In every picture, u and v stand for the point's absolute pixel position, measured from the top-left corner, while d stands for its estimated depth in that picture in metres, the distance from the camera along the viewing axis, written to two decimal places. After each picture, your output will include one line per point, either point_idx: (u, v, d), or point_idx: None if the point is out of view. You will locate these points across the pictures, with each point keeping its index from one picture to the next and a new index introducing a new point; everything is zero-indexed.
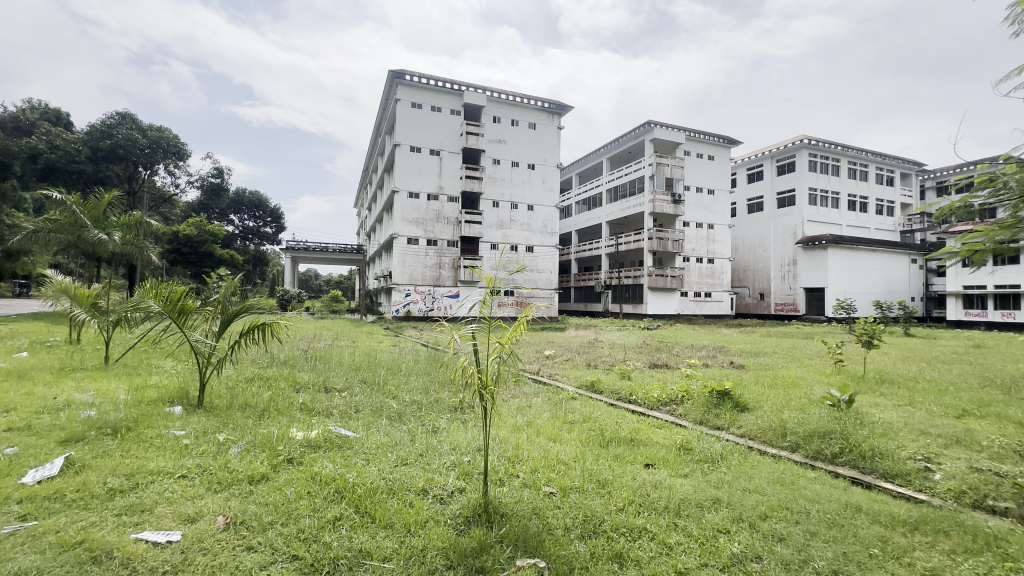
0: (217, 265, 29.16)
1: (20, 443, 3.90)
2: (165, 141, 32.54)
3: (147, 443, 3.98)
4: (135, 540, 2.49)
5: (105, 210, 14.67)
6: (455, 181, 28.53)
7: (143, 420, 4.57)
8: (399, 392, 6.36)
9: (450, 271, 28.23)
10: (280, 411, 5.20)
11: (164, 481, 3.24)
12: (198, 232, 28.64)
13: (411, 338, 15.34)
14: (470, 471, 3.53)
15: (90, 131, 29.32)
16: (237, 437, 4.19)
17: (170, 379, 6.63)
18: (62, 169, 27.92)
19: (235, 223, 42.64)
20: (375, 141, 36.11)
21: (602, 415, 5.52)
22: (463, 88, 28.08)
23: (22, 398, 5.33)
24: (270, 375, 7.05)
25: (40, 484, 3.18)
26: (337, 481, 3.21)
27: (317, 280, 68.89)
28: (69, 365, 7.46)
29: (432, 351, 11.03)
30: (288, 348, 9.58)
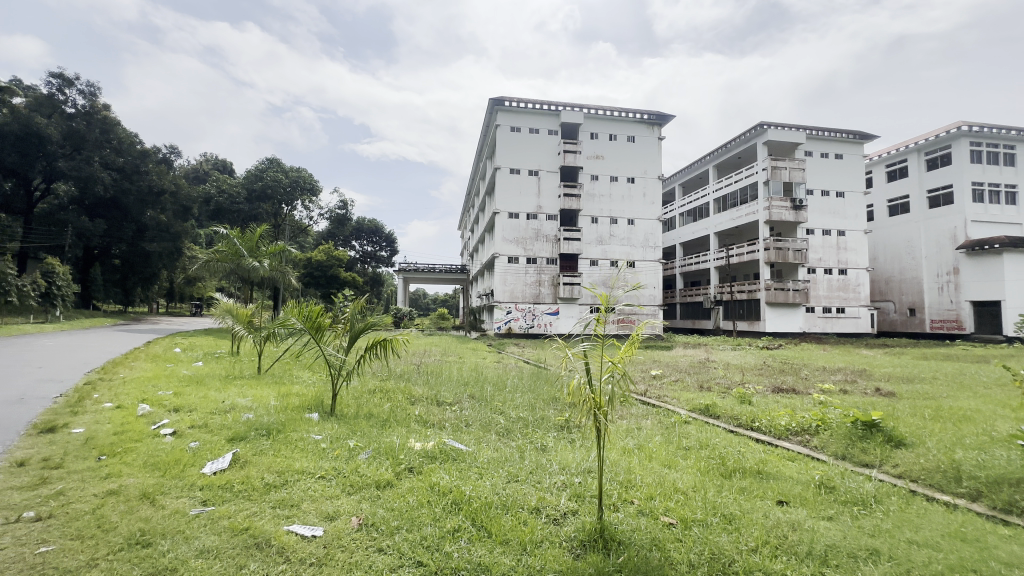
0: (342, 287, 32.54)
1: (200, 439, 4.68)
2: (303, 180, 37.27)
3: (293, 445, 4.51)
4: (288, 532, 2.82)
5: (257, 241, 18.20)
6: (554, 199, 28.88)
7: (289, 424, 5.22)
8: (506, 409, 6.46)
9: (549, 289, 28.38)
10: (400, 422, 5.59)
11: (307, 480, 3.64)
12: (326, 258, 32.45)
13: (513, 355, 15.66)
14: (582, 493, 3.46)
15: (248, 176, 35.05)
16: (365, 444, 4.58)
17: (308, 387, 7.53)
18: (227, 210, 34.54)
19: (357, 249, 47.56)
20: (477, 167, 38.05)
21: (721, 443, 5.09)
22: (559, 108, 28.59)
23: (201, 401, 6.42)
24: (389, 388, 7.60)
25: (215, 474, 3.77)
26: (454, 492, 3.34)
27: (426, 299, 73.75)
28: (232, 373, 8.85)
29: (535, 368, 11.10)
30: (403, 363, 10.32)
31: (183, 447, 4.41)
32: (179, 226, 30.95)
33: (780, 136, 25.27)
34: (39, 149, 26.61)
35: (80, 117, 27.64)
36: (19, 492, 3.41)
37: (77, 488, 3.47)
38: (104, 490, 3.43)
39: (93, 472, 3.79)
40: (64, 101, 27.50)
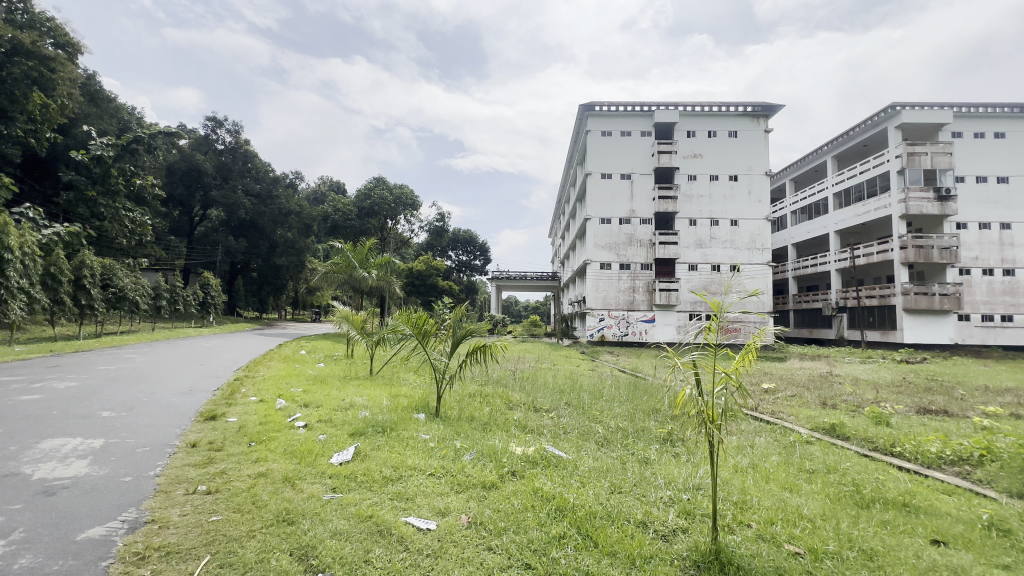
0: (440, 295, 34.35)
1: (327, 432, 5.24)
2: (405, 195, 39.74)
3: (405, 442, 4.86)
4: (406, 523, 3.04)
5: (367, 254, 19.99)
6: (648, 202, 27.91)
7: (401, 423, 5.62)
8: (604, 418, 6.33)
9: (644, 295, 27.37)
10: (500, 426, 5.75)
11: (419, 476, 3.90)
12: (426, 267, 34.44)
13: (608, 364, 15.29)
14: (692, 511, 3.28)
15: (358, 195, 38.50)
16: (469, 445, 4.79)
17: (415, 389, 8.06)
18: (341, 226, 38.31)
19: (453, 259, 49.93)
20: (567, 174, 38.03)
21: (853, 467, 4.53)
22: (653, 108, 27.66)
23: (326, 398, 7.18)
24: (488, 393, 7.86)
25: (341, 465, 4.20)
26: (557, 499, 3.36)
27: (517, 306, 74.99)
28: (349, 374, 9.77)
29: (632, 378, 10.73)
30: (498, 369, 10.58)
31: (314, 439, 4.97)
32: (302, 242, 34.97)
33: (918, 118, 21.96)
34: (198, 182, 32.09)
35: (227, 152, 32.51)
36: (193, 468, 4.09)
37: (236, 468, 4.08)
38: (255, 472, 3.99)
39: (247, 455, 4.43)
40: (216, 139, 32.50)
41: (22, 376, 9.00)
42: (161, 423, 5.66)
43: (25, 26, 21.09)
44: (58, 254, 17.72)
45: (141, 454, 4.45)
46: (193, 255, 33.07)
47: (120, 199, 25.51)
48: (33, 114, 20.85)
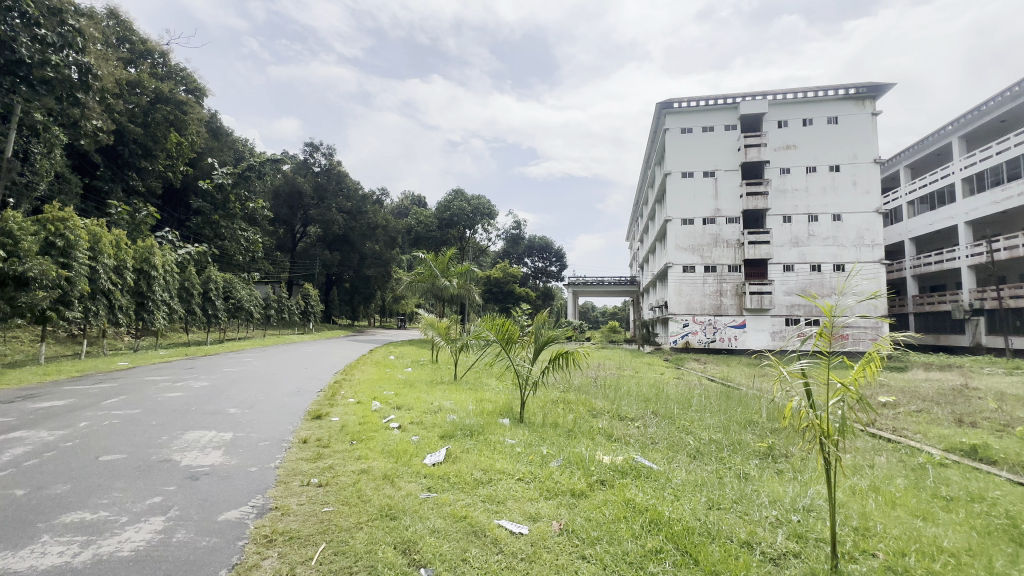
0: (517, 301, 34.75)
1: (419, 433, 5.53)
2: (482, 205, 40.87)
3: (492, 446, 4.98)
4: (499, 526, 3.12)
5: (448, 263, 20.83)
6: (735, 200, 26.20)
7: (487, 427, 5.76)
8: (695, 429, 6.00)
9: (732, 299, 25.66)
10: (585, 434, 5.68)
11: (509, 480, 3.97)
12: (503, 275, 35.02)
13: (696, 372, 14.50)
14: (804, 534, 3.01)
15: (439, 208, 40.30)
16: (556, 452, 4.79)
17: (498, 395, 8.23)
18: (423, 237, 40.30)
19: (529, 265, 50.35)
20: (645, 175, 36.84)
21: (1007, 497, 3.87)
22: (738, 100, 25.99)
23: (417, 401, 7.57)
24: (572, 400, 7.79)
25: (434, 465, 4.41)
26: (651, 511, 3.25)
27: (594, 312, 73.73)
28: (436, 379, 10.22)
29: (724, 387, 10.08)
30: (579, 376, 10.44)
31: (408, 439, 5.25)
32: (388, 254, 37.29)
33: None
34: (299, 202, 35.52)
35: (324, 174, 35.68)
36: (306, 463, 4.50)
37: (342, 464, 4.43)
38: (359, 468, 4.30)
39: (351, 452, 4.80)
40: (314, 163, 35.78)
41: (166, 376, 10.45)
42: (277, 420, 6.31)
43: (165, 77, 24.97)
44: (190, 271, 20.46)
45: (263, 447, 4.99)
46: (295, 268, 36.56)
47: (237, 222, 29.04)
48: (171, 151, 24.57)
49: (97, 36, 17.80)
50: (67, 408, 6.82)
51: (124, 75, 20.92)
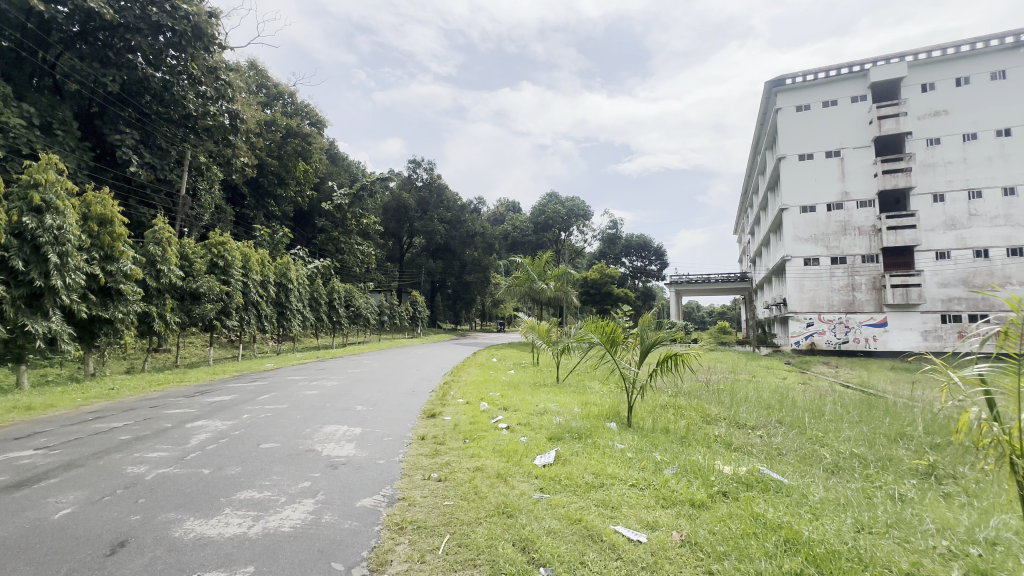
0: (616, 302, 33.86)
1: (527, 434, 5.64)
2: (576, 207, 40.58)
3: (601, 450, 4.91)
4: (615, 531, 3.06)
5: (544, 266, 21.01)
6: (867, 180, 22.94)
7: (594, 430, 5.69)
8: (832, 442, 5.33)
9: (869, 294, 22.46)
10: (700, 441, 5.35)
11: (622, 486, 3.88)
12: (600, 276, 34.33)
13: (826, 376, 12.91)
14: (989, 571, 2.52)
15: (534, 212, 40.87)
16: (670, 459, 4.59)
17: (603, 398, 8.10)
18: (520, 242, 41.09)
19: (627, 265, 48.82)
20: (754, 161, 33.79)
21: None
22: (866, 66, 22.82)
23: (521, 402, 7.72)
24: (682, 405, 7.38)
25: (545, 466, 4.47)
26: (786, 530, 2.96)
27: (699, 312, 69.28)
28: (538, 381, 10.35)
29: (861, 394, 8.86)
30: (689, 381, 9.84)
31: (517, 440, 5.39)
32: (487, 259, 39.31)
33: None
34: (406, 216, 38.34)
35: (426, 187, 38.20)
36: (425, 458, 4.83)
37: (458, 461, 4.67)
38: (475, 466, 4.50)
39: (465, 451, 5.04)
40: (416, 178, 38.44)
41: (303, 376, 11.87)
42: (397, 418, 6.85)
43: (294, 114, 28.69)
44: (318, 283, 23.10)
45: (387, 442, 5.46)
46: (403, 277, 39.49)
47: (353, 236, 32.20)
48: (300, 178, 27.72)
49: (242, 87, 21.02)
50: (232, 402, 8.08)
51: (263, 116, 24.37)
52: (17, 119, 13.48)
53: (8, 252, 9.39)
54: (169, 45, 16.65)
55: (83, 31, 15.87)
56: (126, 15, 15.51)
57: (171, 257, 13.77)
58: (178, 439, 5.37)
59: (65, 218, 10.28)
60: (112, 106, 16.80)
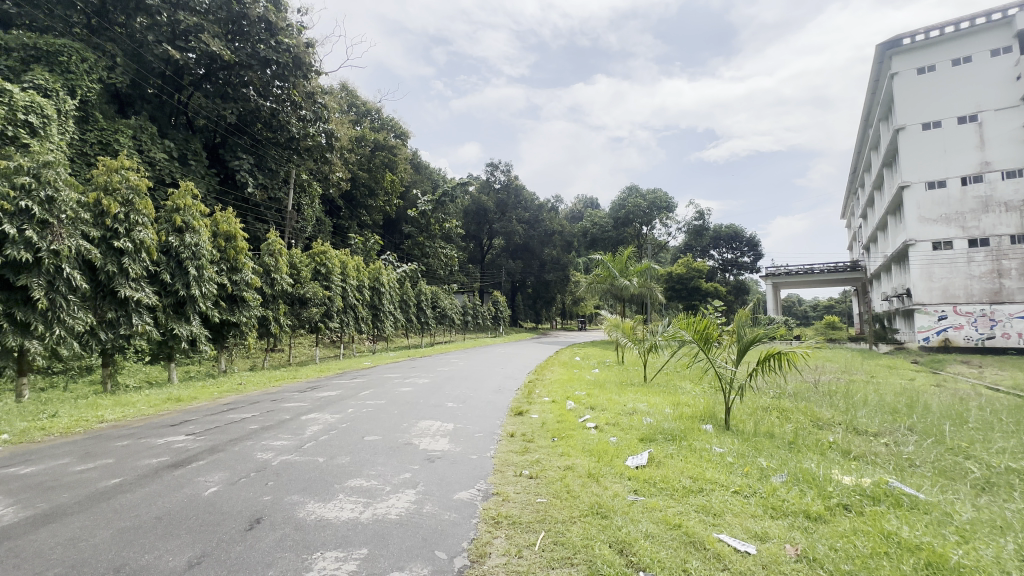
0: (705, 298, 31.91)
1: (617, 435, 5.51)
2: (659, 199, 38.46)
3: (698, 453, 4.67)
4: (719, 540, 2.88)
5: (626, 262, 20.40)
6: (1015, 147, 19.45)
7: (689, 432, 5.42)
8: (981, 454, 4.57)
9: (1021, 281, 19.06)
10: (811, 448, 4.87)
11: (723, 493, 3.64)
12: (686, 270, 32.52)
13: (966, 377, 11.13)
14: None
15: (613, 207, 39.31)
16: (778, 465, 4.23)
17: (696, 399, 7.66)
18: (600, 239, 39.52)
19: (716, 258, 45.86)
20: (865, 136, 30.08)
21: None
22: (1009, 12, 19.35)
23: (608, 402, 7.55)
24: (788, 408, 6.75)
25: (637, 467, 4.34)
26: (927, 552, 2.60)
27: (802, 306, 63.28)
28: (625, 380, 10.06)
29: (1014, 398, 7.54)
30: (794, 381, 9.00)
31: (607, 440, 5.28)
32: (566, 258, 39.14)
33: None
34: (485, 219, 39.36)
35: (504, 189, 38.95)
36: (516, 455, 4.92)
37: (549, 459, 4.70)
38: (565, 465, 4.48)
39: (554, 449, 5.05)
40: (494, 181, 39.28)
41: (397, 374, 12.62)
42: (487, 415, 7.04)
43: (381, 128, 30.75)
44: (407, 286, 24.48)
45: (479, 438, 5.63)
46: (485, 278, 40.55)
47: (437, 241, 33.75)
48: (388, 188, 29.46)
49: (336, 107, 22.86)
50: (337, 398, 8.82)
51: (354, 134, 26.34)
52: (160, 153, 15.87)
53: (158, 268, 11.08)
54: (275, 76, 18.64)
55: (207, 73, 18.28)
56: (240, 55, 17.65)
57: (282, 266, 15.35)
58: (296, 430, 5.99)
59: (200, 236, 11.89)
60: (231, 135, 19.24)
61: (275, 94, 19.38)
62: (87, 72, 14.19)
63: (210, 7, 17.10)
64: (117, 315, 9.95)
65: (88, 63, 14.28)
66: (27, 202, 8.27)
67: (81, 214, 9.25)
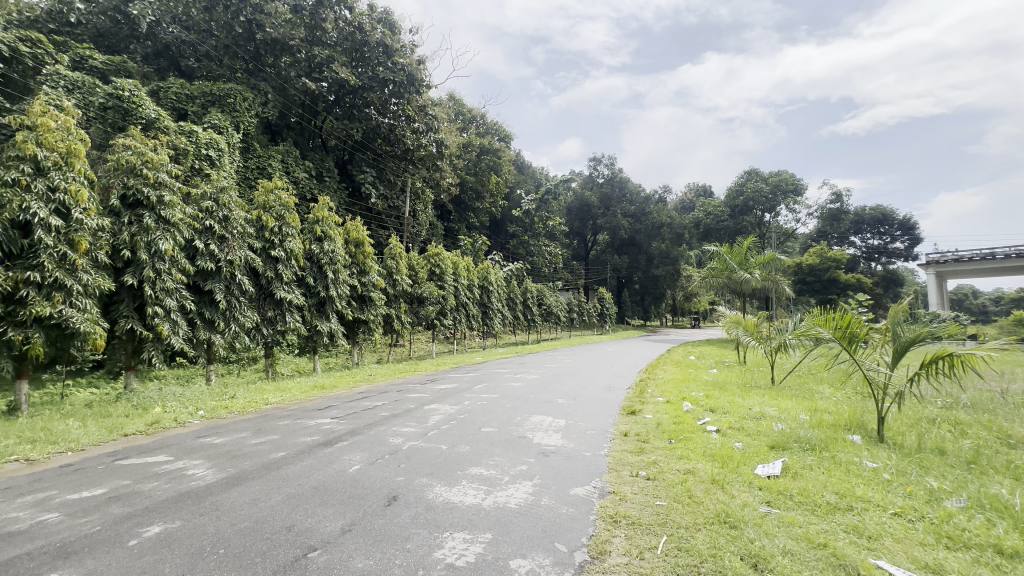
0: (845, 291, 27.85)
1: (742, 440, 5.09)
2: (785, 181, 33.58)
3: (844, 467, 4.12)
4: (876, 567, 2.52)
5: (745, 254, 18.65)
6: None
7: (832, 443, 4.82)
8: None
9: None
10: (999, 470, 4.01)
11: (880, 514, 3.17)
12: (820, 260, 28.75)
13: None
14: None
15: (729, 194, 35.16)
16: (954, 488, 3.57)
17: (838, 405, 6.75)
18: (714, 229, 35.69)
19: (859, 245, 39.89)
20: None
21: None
22: None
23: (731, 405, 6.99)
24: (962, 421, 5.64)
25: (769, 477, 3.96)
26: None
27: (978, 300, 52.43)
28: (748, 382, 9.21)
29: None
30: (970, 390, 7.47)
31: (731, 445, 4.91)
32: (676, 251, 37.13)
33: None
34: (589, 214, 38.90)
35: (607, 183, 38.19)
36: (631, 455, 4.80)
37: (667, 462, 4.49)
38: (684, 468, 4.26)
39: (672, 452, 4.83)
40: (597, 175, 38.64)
41: (508, 369, 13.05)
42: (598, 412, 6.97)
43: (485, 133, 32.10)
44: (514, 284, 25.18)
45: (592, 435, 5.60)
46: (590, 274, 40.16)
47: (541, 239, 34.18)
48: (493, 190, 30.61)
49: (444, 117, 24.23)
50: (455, 390, 9.39)
51: (461, 140, 27.75)
52: (302, 172, 18.28)
53: (304, 273, 12.80)
54: (392, 94, 20.34)
55: (336, 98, 20.63)
56: (363, 79, 19.52)
57: (402, 268, 16.68)
58: (421, 418, 6.52)
59: (335, 244, 13.44)
60: (357, 151, 21.56)
61: (392, 110, 21.21)
62: (247, 108, 16.90)
63: (338, 40, 19.27)
64: (275, 313, 11.69)
65: (248, 101, 16.99)
66: (211, 222, 10.11)
67: (248, 229, 11.04)
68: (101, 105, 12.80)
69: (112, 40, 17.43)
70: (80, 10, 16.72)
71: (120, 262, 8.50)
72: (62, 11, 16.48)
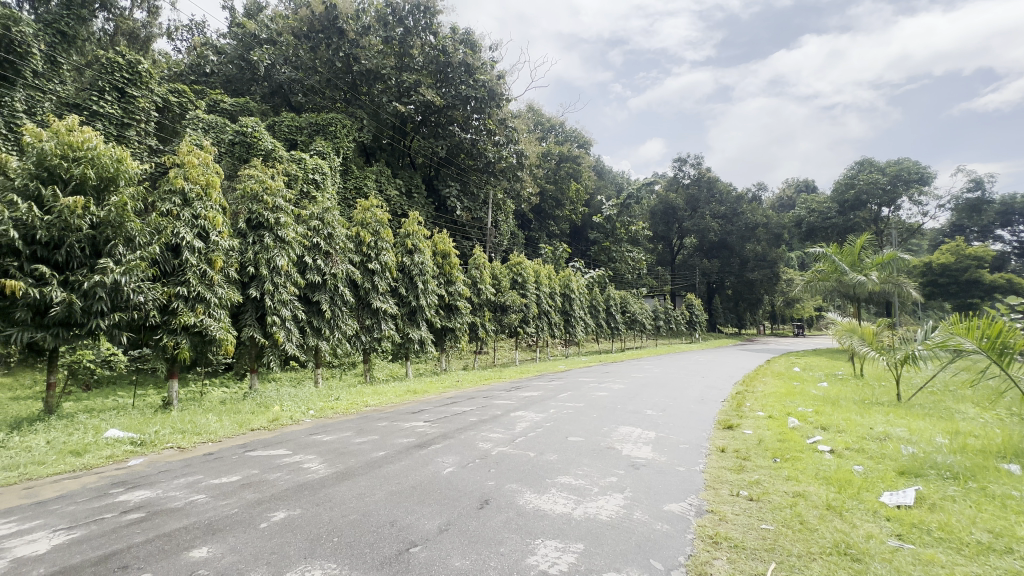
0: (991, 293, 23.71)
1: (863, 464, 4.54)
2: (907, 170, 29.25)
3: (999, 501, 3.51)
4: None
5: (858, 254, 16.71)
6: None
7: (979, 472, 4.12)
8: None
9: None
10: None
11: None
12: (955, 258, 24.71)
13: None
14: None
15: (836, 188, 31.01)
16: None
17: (986, 428, 5.77)
18: (820, 228, 31.51)
19: (1008, 239, 33.80)
20: None
21: None
22: None
23: (846, 423, 6.26)
24: None
25: (900, 508, 3.49)
26: None
27: None
28: (865, 398, 8.19)
29: None
30: None
31: (849, 468, 4.40)
32: (774, 253, 34.21)
33: None
34: (674, 217, 37.23)
35: (694, 184, 36.48)
36: (729, 473, 4.49)
37: (772, 483, 4.13)
38: (794, 491, 3.89)
39: (777, 471, 4.44)
40: (682, 176, 37.06)
41: (593, 378, 12.85)
42: (691, 425, 6.61)
43: (564, 141, 32.24)
44: (596, 291, 24.76)
45: (684, 449, 5.33)
46: (676, 280, 38.75)
47: (624, 244, 33.31)
48: (573, 197, 30.52)
49: (524, 128, 24.62)
50: (539, 398, 9.46)
51: (541, 150, 28.05)
52: (394, 190, 19.60)
53: (397, 284, 13.70)
54: (474, 110, 21.17)
55: (423, 119, 21.89)
56: (447, 98, 20.52)
57: (485, 277, 17.19)
58: (507, 424, 6.66)
59: (424, 255, 14.20)
60: (443, 167, 22.73)
61: (474, 126, 22.02)
62: (346, 134, 18.53)
63: (424, 63, 20.38)
64: (372, 322, 12.63)
65: (347, 128, 18.63)
66: (317, 239, 11.19)
67: (348, 245, 12.06)
68: (230, 141, 14.77)
69: (238, 84, 20.12)
70: (213, 62, 19.99)
71: (246, 277, 9.69)
72: (201, 65, 19.98)
